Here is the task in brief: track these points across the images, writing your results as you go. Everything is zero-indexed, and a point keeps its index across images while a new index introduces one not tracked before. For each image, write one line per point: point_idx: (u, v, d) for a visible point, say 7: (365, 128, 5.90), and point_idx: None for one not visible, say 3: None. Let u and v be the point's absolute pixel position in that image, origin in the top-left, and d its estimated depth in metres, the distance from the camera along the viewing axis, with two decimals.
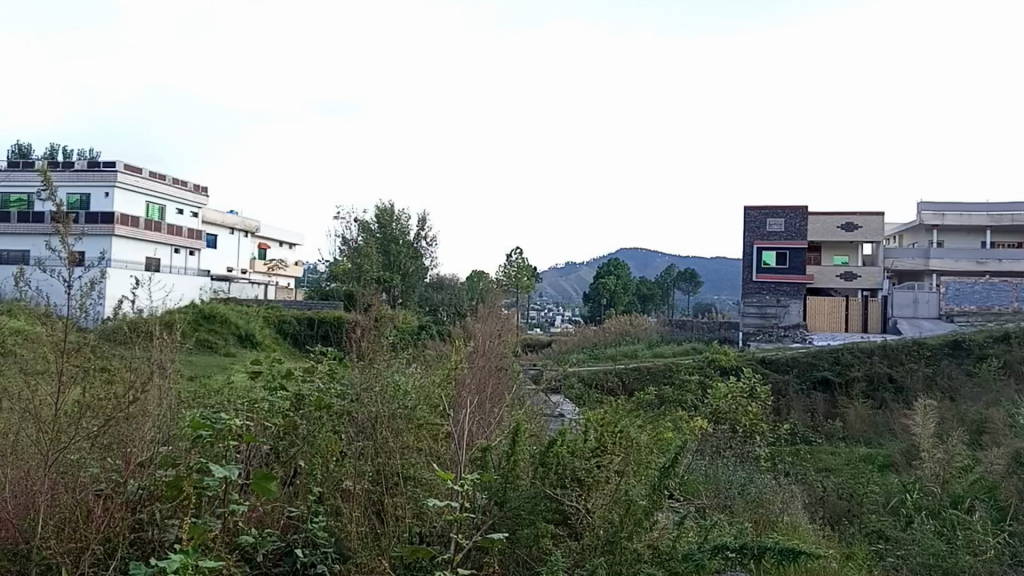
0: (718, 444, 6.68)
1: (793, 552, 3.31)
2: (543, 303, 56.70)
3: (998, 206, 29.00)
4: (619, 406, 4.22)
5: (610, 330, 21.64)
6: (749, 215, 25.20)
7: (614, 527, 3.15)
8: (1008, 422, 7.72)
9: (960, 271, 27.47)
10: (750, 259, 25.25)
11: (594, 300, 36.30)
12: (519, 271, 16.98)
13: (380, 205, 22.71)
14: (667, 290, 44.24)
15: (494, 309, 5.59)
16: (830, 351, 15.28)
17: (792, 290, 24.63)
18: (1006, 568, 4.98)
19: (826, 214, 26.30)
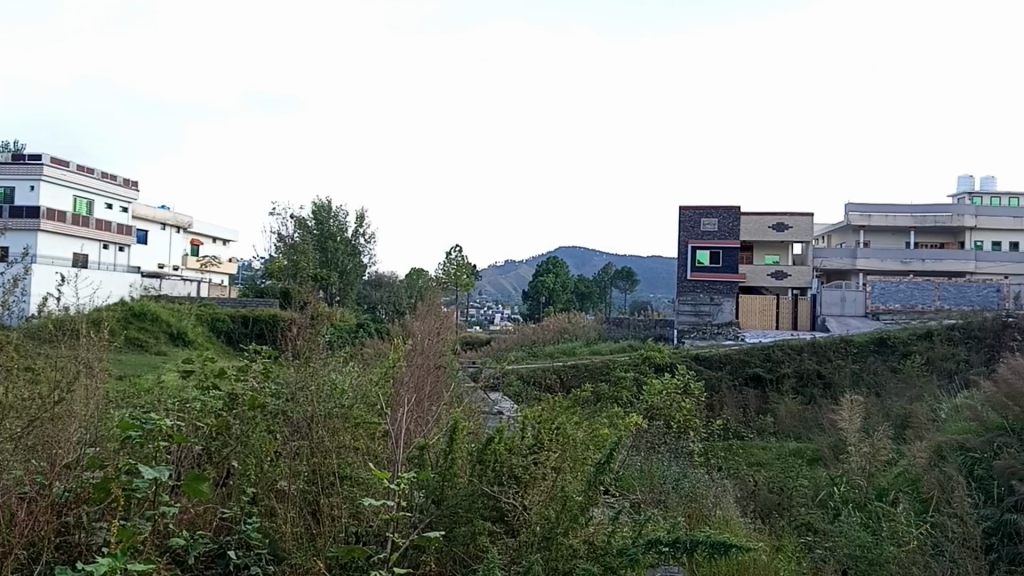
0: (653, 440, 6.77)
1: (724, 546, 3.37)
2: (480, 301, 56.69)
3: (922, 207, 29.97)
4: (557, 403, 4.26)
5: (548, 328, 21.77)
6: (683, 215, 25.61)
7: (550, 523, 3.19)
8: (929, 416, 8.00)
9: (886, 270, 28.33)
10: (684, 258, 25.67)
11: (532, 298, 36.46)
12: (458, 269, 17.00)
13: (316, 202, 22.45)
14: (603, 288, 44.64)
15: (431, 307, 5.57)
16: (761, 348, 15.59)
17: (726, 288, 25.10)
18: (930, 558, 5.14)
19: (758, 214, 26.85)
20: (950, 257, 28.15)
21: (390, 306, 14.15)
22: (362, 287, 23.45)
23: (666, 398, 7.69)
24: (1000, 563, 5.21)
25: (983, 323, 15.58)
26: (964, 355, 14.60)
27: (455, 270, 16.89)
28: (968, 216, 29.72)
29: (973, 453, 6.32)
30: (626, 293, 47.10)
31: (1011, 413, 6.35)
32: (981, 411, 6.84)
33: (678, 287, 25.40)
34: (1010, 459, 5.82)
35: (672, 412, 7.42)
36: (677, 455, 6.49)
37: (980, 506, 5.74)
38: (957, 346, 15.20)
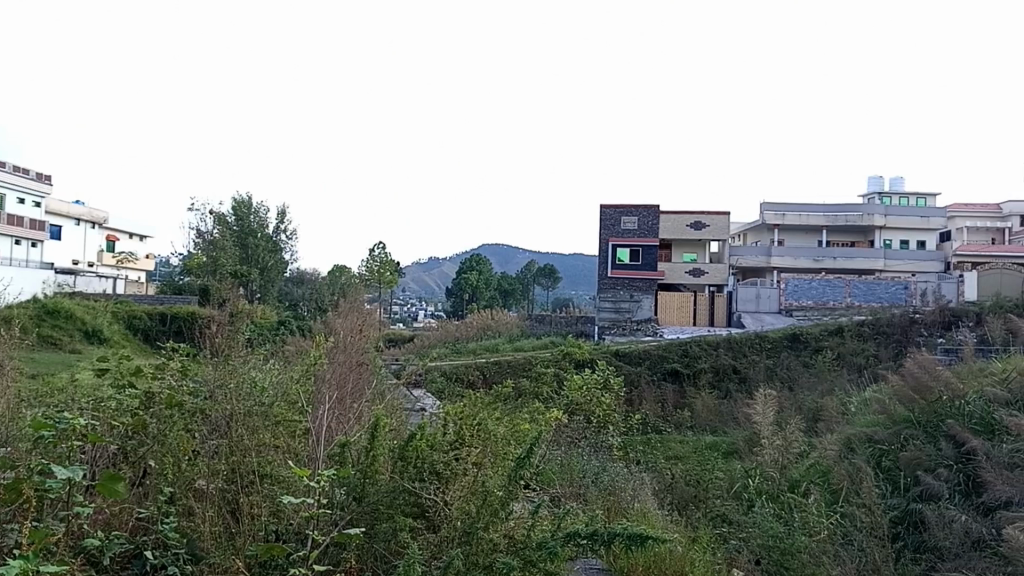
0: (572, 432, 6.93)
1: (640, 538, 3.47)
2: (404, 297, 56.42)
3: (835, 208, 31.05)
4: (479, 399, 4.31)
5: (472, 324, 21.83)
6: (605, 213, 26.01)
7: (471, 517, 3.23)
8: (839, 409, 8.29)
9: (799, 268, 29.29)
10: (605, 256, 25.96)
11: (455, 295, 36.43)
12: (382, 267, 16.92)
13: (236, 197, 22.03)
14: (526, 284, 44.90)
15: (356, 304, 5.57)
16: (679, 344, 15.91)
17: (645, 286, 25.57)
18: (837, 548, 5.39)
19: (676, 212, 27.43)
20: (860, 256, 29.22)
21: (313, 303, 14.02)
22: (284, 284, 23.14)
23: (587, 393, 7.83)
24: (905, 550, 5.50)
25: (890, 320, 16.30)
26: (872, 351, 15.21)
27: (379, 268, 16.82)
28: (877, 215, 30.91)
29: (881, 445, 6.54)
30: (548, 290, 47.45)
31: (917, 405, 6.63)
32: (887, 403, 7.12)
33: (599, 284, 25.76)
34: (916, 450, 6.08)
35: (592, 407, 7.56)
36: (597, 449, 6.61)
37: (887, 496, 6.01)
38: (866, 342, 15.84)
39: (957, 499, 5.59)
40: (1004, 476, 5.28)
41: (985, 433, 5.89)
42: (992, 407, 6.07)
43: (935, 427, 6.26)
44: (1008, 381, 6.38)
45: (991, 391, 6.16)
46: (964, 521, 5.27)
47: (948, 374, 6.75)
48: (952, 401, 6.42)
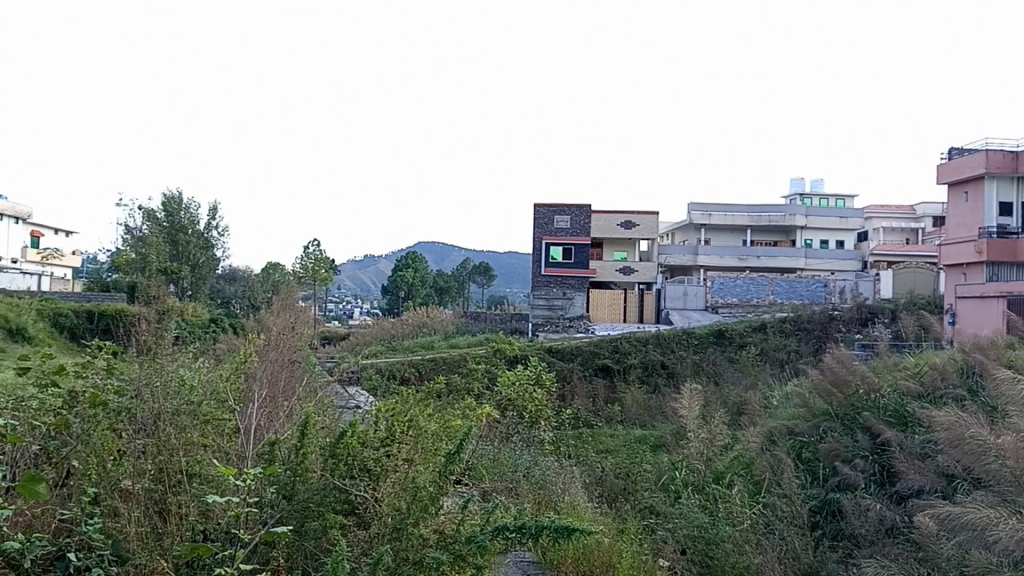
0: (504, 429, 7.04)
1: (566, 530, 3.58)
2: (339, 294, 55.99)
3: (759, 208, 31.86)
4: (409, 395, 4.34)
5: (407, 322, 21.79)
6: (538, 212, 26.21)
7: (401, 514, 3.30)
8: (762, 403, 8.52)
9: (724, 266, 29.95)
10: (538, 254, 26.10)
11: (391, 293, 36.24)
12: (317, 263, 16.78)
13: (166, 193, 21.52)
14: (463, 281, 44.93)
15: (288, 302, 5.56)
16: (610, 340, 16.12)
17: (578, 284, 25.84)
18: (759, 537, 5.61)
19: (607, 212, 27.84)
20: (782, 255, 30.07)
21: (246, 301, 13.89)
22: (215, 282, 22.80)
23: (519, 388, 7.94)
24: (822, 538, 5.74)
25: (809, 317, 16.92)
26: (794, 346, 15.74)
27: (313, 265, 16.68)
28: (799, 216, 31.81)
29: (801, 437, 6.80)
30: (484, 288, 47.58)
31: (835, 399, 6.84)
32: (807, 397, 7.36)
33: (533, 282, 25.93)
34: (834, 441, 6.32)
35: (524, 402, 7.68)
36: (529, 444, 6.73)
37: (807, 486, 6.24)
38: (788, 337, 16.36)
39: (873, 489, 5.82)
40: (917, 466, 5.50)
41: (899, 425, 6.15)
42: (905, 399, 6.34)
43: (852, 420, 6.52)
44: (920, 375, 6.68)
45: (904, 384, 6.44)
46: (878, 509, 5.51)
47: (863, 368, 7.01)
48: (869, 395, 6.62)
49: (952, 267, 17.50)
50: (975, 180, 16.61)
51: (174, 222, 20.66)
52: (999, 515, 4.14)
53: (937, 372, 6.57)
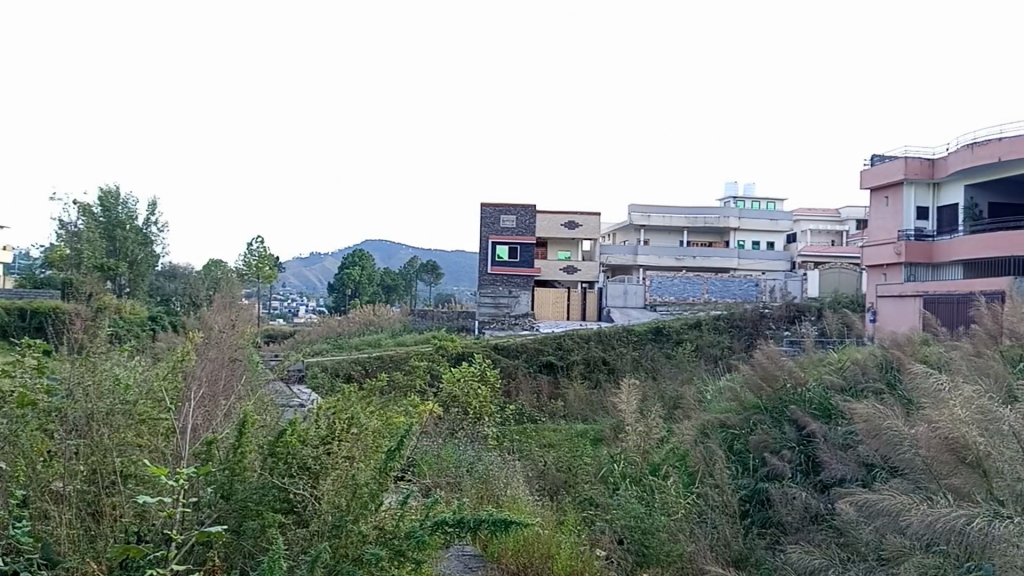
0: (447, 426, 7.24)
1: (503, 522, 3.77)
2: (283, 291, 55.42)
3: (696, 210, 32.83)
4: (351, 393, 4.50)
5: (353, 321, 21.84)
6: (484, 211, 26.36)
7: (341, 511, 3.46)
8: (698, 398, 8.81)
9: (662, 267, 30.50)
10: (484, 253, 26.29)
11: (338, 291, 36.17)
12: (260, 261, 16.76)
13: (103, 187, 21.11)
14: (409, 279, 44.90)
15: (230, 300, 5.70)
16: (554, 337, 16.36)
17: (523, 282, 26.06)
18: (693, 526, 5.91)
19: (551, 212, 28.34)
20: (717, 256, 30.78)
21: (187, 298, 13.87)
22: (154, 278, 22.58)
23: (465, 385, 8.12)
24: (751, 526, 6.03)
25: (741, 314, 17.63)
26: (727, 343, 16.20)
27: (256, 262, 16.67)
28: (732, 219, 32.90)
29: (733, 430, 7.07)
30: (431, 285, 47.62)
31: (765, 393, 7.14)
32: (738, 391, 7.67)
33: (479, 280, 26.09)
34: (764, 433, 6.59)
35: (468, 399, 7.96)
36: (473, 440, 6.91)
37: (737, 477, 6.54)
38: (721, 335, 16.84)
39: (799, 478, 6.11)
40: (840, 456, 5.73)
41: (824, 417, 6.46)
42: (829, 393, 6.66)
43: (780, 413, 6.82)
44: (844, 370, 7.02)
45: (828, 378, 6.77)
46: (804, 497, 5.75)
47: (791, 364, 7.34)
48: (795, 388, 7.01)
49: (873, 267, 18.06)
50: (895, 185, 17.18)
51: (112, 218, 20.39)
52: (908, 501, 4.34)
53: (860, 367, 6.89)
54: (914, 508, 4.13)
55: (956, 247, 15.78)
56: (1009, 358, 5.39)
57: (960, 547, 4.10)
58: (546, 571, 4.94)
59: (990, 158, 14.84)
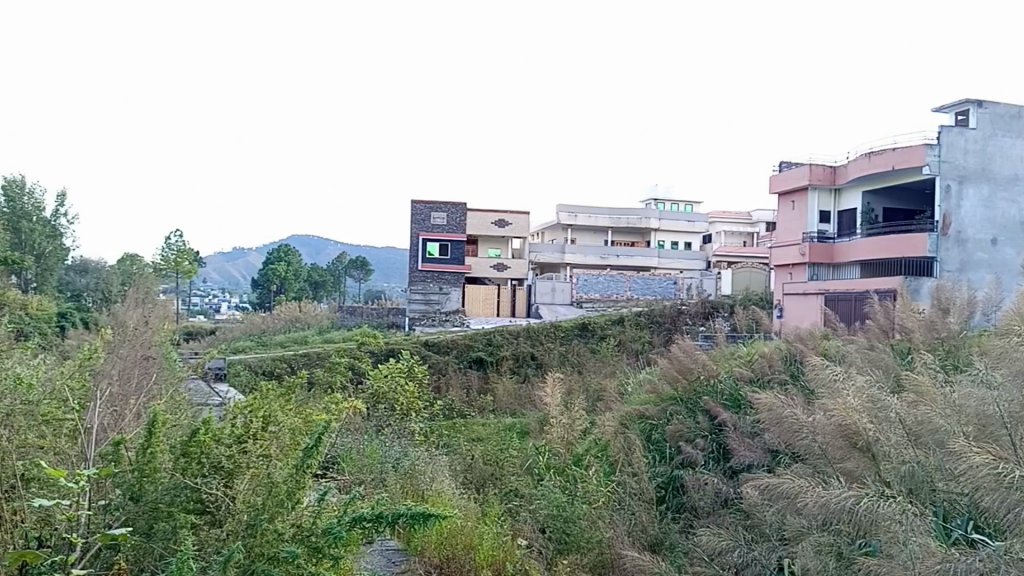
0: (373, 425, 7.44)
1: (421, 515, 3.87)
2: (205, 288, 54.51)
3: (618, 211, 33.53)
4: (270, 390, 4.64)
5: (279, 318, 22.21)
6: (414, 208, 26.58)
7: (257, 510, 3.57)
8: (618, 391, 9.10)
9: (588, 265, 30.75)
10: (413, 249, 26.47)
11: (263, 287, 35.90)
12: (179, 255, 17.09)
13: (7, 177, 20.54)
14: (337, 276, 44.62)
15: (135, 304, 5.95)
16: (483, 333, 16.57)
17: (453, 279, 26.42)
18: (611, 512, 6.15)
19: (482, 210, 29.24)
20: (638, 254, 31.09)
21: (100, 294, 13.82)
22: (65, 273, 22.15)
23: (391, 381, 8.33)
24: (667, 511, 6.35)
25: (661, 311, 18.09)
26: (647, 338, 16.65)
27: (175, 258, 16.91)
28: (652, 220, 33.63)
29: (651, 421, 7.38)
30: (361, 282, 47.49)
31: (681, 385, 7.39)
32: (656, 384, 7.97)
33: (410, 277, 26.28)
34: (678, 423, 6.88)
35: (396, 395, 8.16)
36: (400, 436, 7.16)
37: (655, 465, 6.83)
38: (642, 330, 17.30)
39: (711, 465, 6.40)
40: (747, 443, 5.98)
41: (734, 407, 6.76)
42: (739, 384, 6.96)
43: (694, 403, 7.11)
44: (752, 363, 7.29)
45: (738, 370, 7.06)
46: (715, 483, 6.01)
47: (704, 357, 7.59)
48: (708, 380, 7.23)
49: (779, 267, 18.60)
50: (800, 190, 17.73)
51: (22, 209, 19.94)
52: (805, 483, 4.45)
53: (766, 359, 7.20)
54: (808, 490, 4.18)
55: (853, 248, 16.35)
56: (898, 352, 5.75)
57: (851, 525, 4.14)
58: (468, 563, 5.10)
59: (886, 165, 15.49)
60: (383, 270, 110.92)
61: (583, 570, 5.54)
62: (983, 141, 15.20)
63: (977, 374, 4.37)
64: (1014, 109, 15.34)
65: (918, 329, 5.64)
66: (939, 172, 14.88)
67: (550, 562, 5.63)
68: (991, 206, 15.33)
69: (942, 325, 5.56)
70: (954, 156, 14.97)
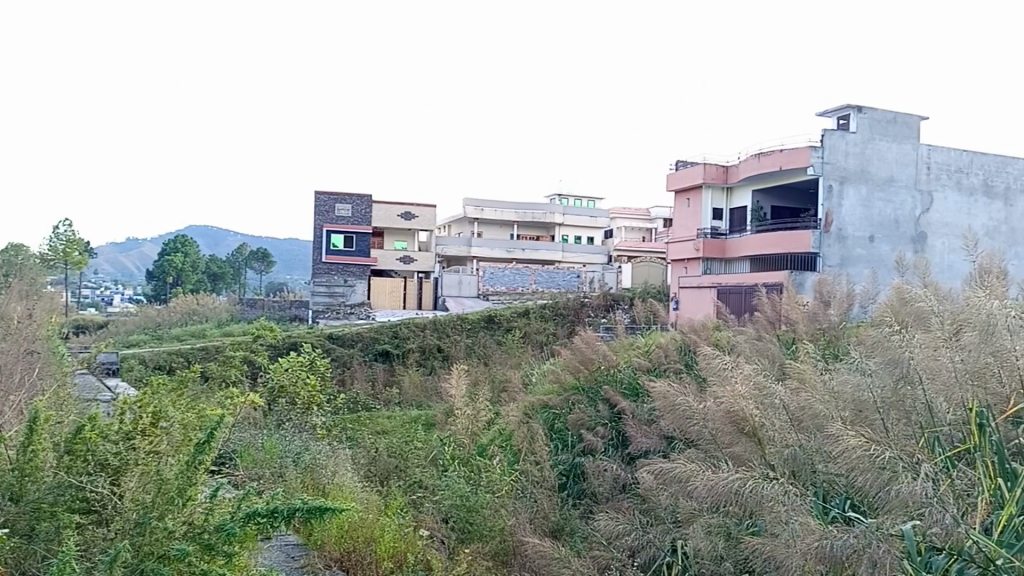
0: (273, 420, 7.43)
1: (319, 509, 3.83)
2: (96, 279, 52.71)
3: (523, 206, 33.87)
4: (163, 387, 4.58)
5: (176, 310, 21.62)
6: (318, 199, 26.10)
7: (147, 508, 3.49)
8: (522, 382, 9.24)
9: (494, 258, 31.00)
10: (318, 242, 26.07)
11: (158, 279, 34.79)
12: (68, 247, 16.43)
13: None
14: (237, 269, 43.65)
15: (14, 300, 5.74)
16: (389, 326, 16.56)
17: (358, 271, 26.36)
18: (514, 500, 6.23)
19: (389, 203, 28.98)
20: (544, 247, 31.56)
21: None
22: None
23: (292, 373, 8.30)
24: (568, 498, 6.48)
25: (565, 303, 18.38)
26: (552, 329, 16.88)
27: (64, 250, 16.26)
28: (556, 215, 34.45)
29: (554, 410, 7.55)
30: (262, 274, 46.55)
31: (583, 375, 7.58)
32: (560, 373, 8.17)
33: (314, 269, 25.92)
34: (580, 412, 7.03)
35: (297, 389, 8.10)
36: (300, 430, 7.15)
37: (558, 453, 6.99)
38: (546, 322, 17.54)
39: (610, 452, 6.56)
40: (644, 430, 6.14)
41: (632, 396, 6.95)
42: (637, 373, 7.16)
43: (595, 393, 7.32)
44: (650, 354, 7.50)
45: (636, 361, 7.26)
46: (614, 470, 6.15)
47: (605, 347, 7.76)
48: (608, 370, 7.43)
49: (676, 261, 19.16)
50: (695, 188, 18.25)
51: None
52: (694, 466, 4.50)
53: (663, 349, 7.43)
54: (698, 473, 4.23)
55: (744, 244, 16.98)
56: (784, 342, 6.05)
57: (738, 506, 4.27)
58: (369, 555, 5.09)
59: (773, 166, 16.15)
60: (288, 262, 109.20)
61: (484, 557, 5.55)
62: (863, 144, 15.88)
63: (853, 361, 4.59)
64: (889, 115, 16.13)
65: (802, 320, 5.93)
66: (822, 173, 15.50)
67: (453, 551, 5.67)
68: (869, 205, 16.01)
69: (823, 317, 5.87)
70: (837, 157, 15.61)
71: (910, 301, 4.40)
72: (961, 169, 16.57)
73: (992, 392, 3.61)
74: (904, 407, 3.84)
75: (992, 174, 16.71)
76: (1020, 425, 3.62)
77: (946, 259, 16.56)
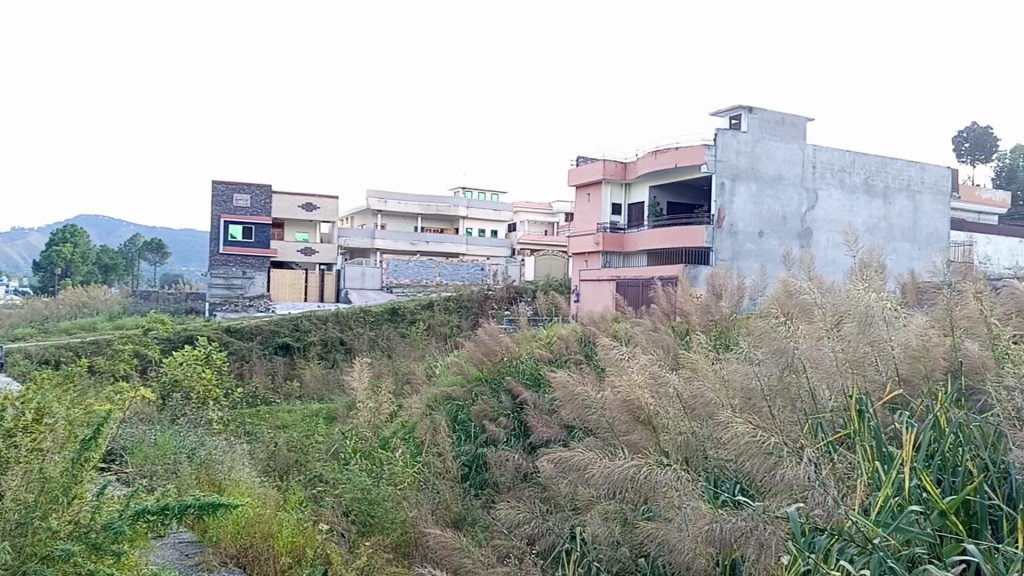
0: (166, 415, 7.27)
1: (212, 506, 3.78)
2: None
3: (428, 198, 33.70)
4: (48, 381, 4.41)
5: (63, 304, 20.73)
6: (216, 188, 25.50)
7: (30, 506, 3.38)
8: (425, 375, 9.26)
9: (398, 250, 30.80)
10: (215, 232, 25.41)
11: (45, 270, 33.27)
12: None
13: None
14: (131, 260, 42.12)
15: None
16: (290, 319, 16.28)
17: (257, 263, 25.66)
18: (416, 491, 6.26)
19: (290, 194, 28.50)
20: (448, 240, 31.51)
21: None
22: None
23: (186, 368, 8.09)
24: (470, 488, 6.54)
25: (468, 296, 18.43)
26: (455, 321, 16.89)
27: None
28: (461, 208, 34.40)
29: (458, 402, 7.59)
30: (158, 266, 45.01)
31: (485, 366, 7.64)
32: (462, 365, 8.25)
33: (211, 260, 25.23)
34: (482, 403, 7.12)
35: (192, 383, 7.91)
36: (195, 425, 7.01)
37: (461, 445, 7.04)
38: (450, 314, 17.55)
39: (512, 442, 6.65)
40: (545, 420, 6.24)
41: (535, 386, 7.05)
42: (539, 364, 7.27)
43: (497, 383, 7.39)
44: (551, 344, 7.62)
45: (538, 352, 7.36)
46: (516, 459, 6.25)
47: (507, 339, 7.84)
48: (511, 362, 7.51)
49: (578, 255, 19.42)
50: (596, 183, 18.56)
51: None
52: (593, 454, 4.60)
53: (564, 340, 7.56)
54: (595, 461, 4.34)
55: (641, 239, 17.32)
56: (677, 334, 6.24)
57: (634, 492, 4.37)
58: (266, 550, 5.00)
59: (670, 163, 16.56)
60: (187, 253, 105.84)
61: (385, 549, 5.55)
62: (754, 143, 16.42)
63: (742, 351, 4.78)
64: (777, 116, 16.79)
65: (695, 312, 6.12)
66: (715, 171, 15.97)
67: (354, 544, 5.66)
68: (761, 202, 16.58)
69: (715, 309, 6.06)
70: (729, 156, 16.09)
71: (796, 294, 4.61)
72: (844, 169, 17.34)
73: (870, 380, 3.87)
74: (791, 395, 4.01)
75: (872, 173, 17.53)
76: (896, 411, 3.89)
77: (830, 254, 17.31)
